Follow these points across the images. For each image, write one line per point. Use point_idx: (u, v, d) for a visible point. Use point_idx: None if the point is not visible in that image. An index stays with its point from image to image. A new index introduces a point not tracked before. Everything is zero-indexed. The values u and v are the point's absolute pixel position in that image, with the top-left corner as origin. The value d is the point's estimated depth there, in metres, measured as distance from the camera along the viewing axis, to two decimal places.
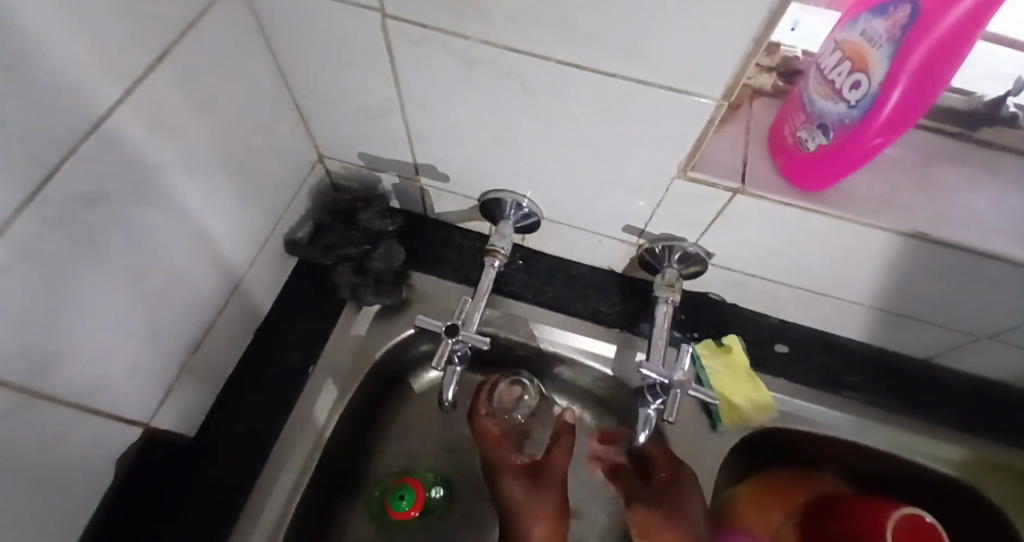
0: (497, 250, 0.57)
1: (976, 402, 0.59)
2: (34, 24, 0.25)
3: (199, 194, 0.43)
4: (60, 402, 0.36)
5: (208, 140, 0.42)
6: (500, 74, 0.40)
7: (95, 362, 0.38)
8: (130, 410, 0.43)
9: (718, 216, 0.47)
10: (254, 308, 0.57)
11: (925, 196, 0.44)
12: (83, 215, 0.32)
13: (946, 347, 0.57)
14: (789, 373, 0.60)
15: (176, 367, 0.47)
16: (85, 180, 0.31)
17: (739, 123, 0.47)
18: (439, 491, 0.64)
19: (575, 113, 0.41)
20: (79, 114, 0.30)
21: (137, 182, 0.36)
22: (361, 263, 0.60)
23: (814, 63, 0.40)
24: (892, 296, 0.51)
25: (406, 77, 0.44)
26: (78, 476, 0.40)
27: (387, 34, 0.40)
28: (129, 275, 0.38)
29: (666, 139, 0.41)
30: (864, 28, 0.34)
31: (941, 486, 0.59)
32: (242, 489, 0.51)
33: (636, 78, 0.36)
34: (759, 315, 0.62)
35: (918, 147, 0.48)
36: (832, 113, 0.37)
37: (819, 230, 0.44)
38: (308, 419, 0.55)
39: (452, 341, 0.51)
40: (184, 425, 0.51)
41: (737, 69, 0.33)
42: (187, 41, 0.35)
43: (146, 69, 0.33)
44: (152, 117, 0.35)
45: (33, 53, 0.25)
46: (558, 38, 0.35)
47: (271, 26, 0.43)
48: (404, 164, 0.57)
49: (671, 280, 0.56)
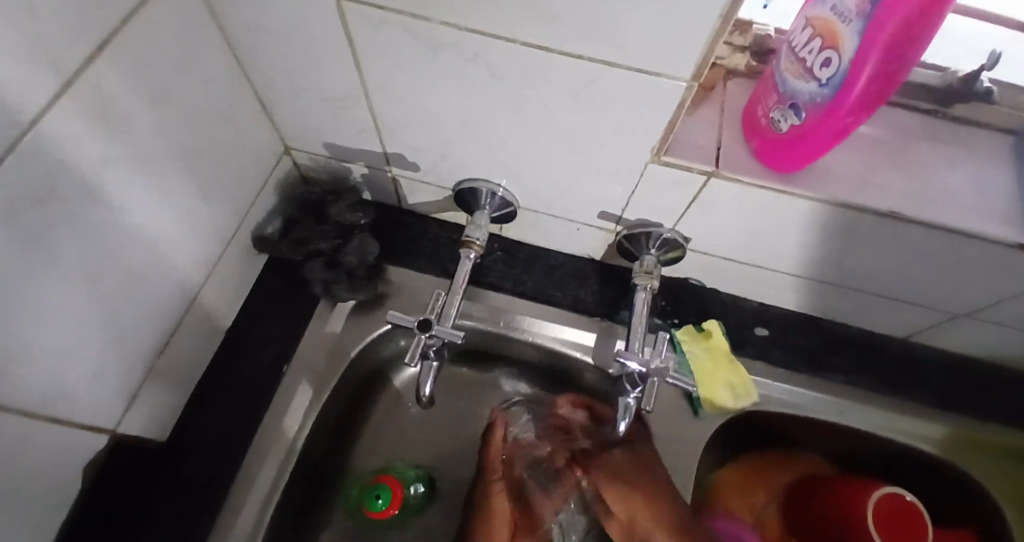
0: (472, 241, 0.55)
1: (954, 379, 0.60)
2: None
3: (156, 191, 0.41)
4: (18, 411, 0.34)
5: (163, 134, 0.40)
6: (465, 57, 0.39)
7: (54, 369, 0.36)
8: (94, 417, 0.41)
9: (693, 200, 0.46)
10: (223, 307, 0.55)
11: (898, 174, 0.44)
12: (31, 217, 0.31)
13: (922, 325, 0.57)
14: (770, 356, 0.60)
15: (142, 370, 0.45)
16: (30, 179, 0.30)
17: (712, 105, 0.46)
18: (418, 488, 0.63)
19: (544, 97, 0.40)
20: (17, 108, 0.28)
21: (87, 178, 0.34)
22: (333, 257, 0.59)
23: (787, 41, 0.39)
24: (868, 277, 0.51)
25: (369, 63, 0.42)
26: (43, 486, 0.39)
27: (346, 18, 0.38)
28: (85, 276, 0.37)
29: (637, 122, 0.40)
30: (835, 3, 0.33)
31: (919, 462, 0.60)
32: (218, 492, 0.50)
33: (603, 60, 0.35)
34: (738, 299, 0.62)
35: (891, 125, 0.47)
36: (804, 92, 0.37)
37: (792, 212, 0.44)
38: (285, 418, 0.54)
39: (425, 336, 0.50)
40: (154, 429, 0.49)
41: (706, 49, 0.32)
42: (132, 28, 0.33)
43: (89, 59, 0.31)
44: (98, 110, 0.33)
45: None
46: (523, 19, 0.34)
47: (225, 12, 0.41)
48: (374, 154, 0.55)
49: (649, 267, 0.55)
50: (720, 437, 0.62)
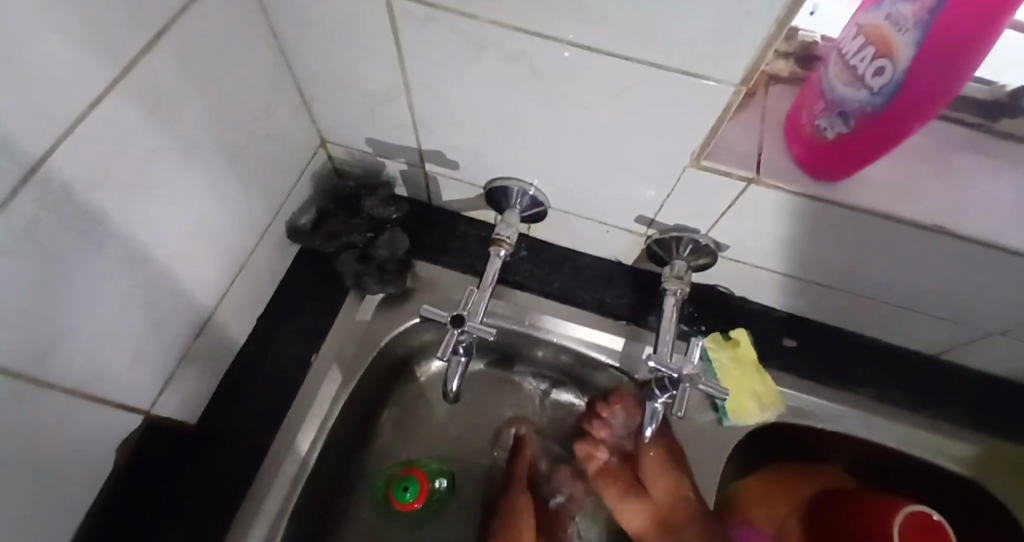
0: (503, 239, 0.56)
1: (988, 398, 0.59)
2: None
3: (199, 180, 0.42)
4: (61, 390, 0.35)
5: (209, 123, 0.41)
6: (511, 56, 0.39)
7: (97, 350, 0.37)
8: (131, 399, 0.42)
9: (731, 206, 0.46)
10: (256, 296, 0.56)
11: (944, 186, 0.43)
12: (83, 200, 0.31)
13: (957, 342, 0.56)
14: (798, 367, 0.59)
15: (177, 354, 0.46)
16: (82, 163, 0.30)
17: (754, 110, 0.46)
18: (442, 483, 0.64)
19: (587, 99, 0.40)
20: (74, 94, 0.28)
21: (135, 165, 0.35)
22: (364, 251, 0.59)
23: (836, 48, 0.38)
24: (903, 290, 0.50)
25: (411, 59, 0.43)
26: (81, 463, 0.40)
27: (394, 14, 0.38)
28: (130, 261, 0.37)
29: (679, 126, 0.39)
30: (889, 12, 0.33)
31: (946, 481, 0.59)
32: (245, 479, 0.51)
33: (652, 62, 0.35)
34: (768, 308, 0.61)
35: (937, 136, 0.46)
36: (853, 101, 0.36)
37: (831, 223, 0.43)
38: (311, 408, 0.55)
39: (457, 332, 0.50)
40: (185, 413, 0.50)
41: (757, 55, 0.32)
42: (186, 18, 0.34)
43: (144, 48, 0.32)
44: (150, 98, 0.34)
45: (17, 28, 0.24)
46: (573, 19, 0.34)
47: (273, 5, 0.41)
48: (409, 150, 0.55)
49: (680, 272, 0.55)
50: (744, 447, 0.61)
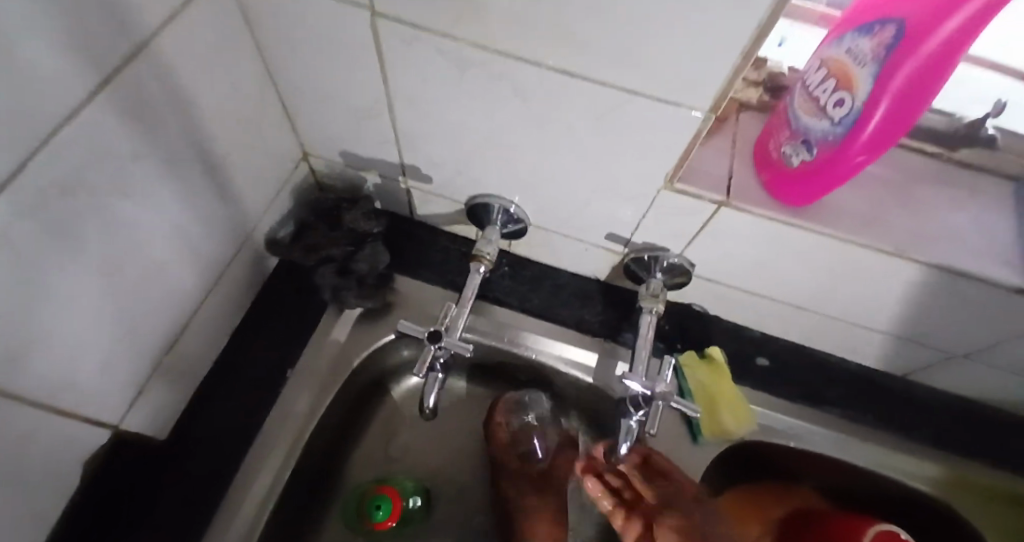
0: (483, 255, 0.56)
1: (954, 418, 0.60)
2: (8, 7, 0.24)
3: (180, 188, 0.42)
4: (25, 401, 0.34)
5: (192, 134, 0.41)
6: (492, 77, 0.40)
7: (67, 359, 0.36)
8: (99, 409, 0.42)
9: (703, 227, 0.47)
10: (231, 308, 0.55)
11: (904, 213, 0.45)
12: (58, 206, 0.31)
13: (923, 363, 0.58)
14: (770, 385, 0.60)
15: (148, 366, 0.45)
16: (60, 169, 0.30)
17: (725, 136, 0.47)
18: (416, 501, 0.63)
19: (565, 120, 0.41)
20: (56, 102, 0.28)
21: (115, 173, 0.35)
22: (344, 264, 0.59)
23: (800, 80, 0.40)
24: (870, 312, 0.52)
25: (395, 78, 0.44)
26: (44, 475, 0.39)
27: (379, 34, 0.39)
28: (104, 269, 0.37)
29: (654, 150, 0.41)
30: (850, 47, 0.35)
31: (916, 501, 0.60)
32: (212, 495, 0.49)
33: (627, 87, 0.36)
34: (741, 327, 0.62)
35: (897, 165, 0.49)
36: (816, 129, 0.38)
37: (802, 245, 0.45)
38: (285, 423, 0.54)
39: (434, 348, 0.50)
40: (154, 426, 0.49)
41: (725, 84, 0.33)
42: (172, 30, 0.35)
43: (131, 56, 0.32)
44: (132, 108, 0.34)
45: (3, 33, 0.24)
46: (551, 44, 0.35)
47: (261, 22, 0.42)
48: (392, 165, 0.56)
49: (656, 290, 0.56)
50: (721, 464, 0.61)
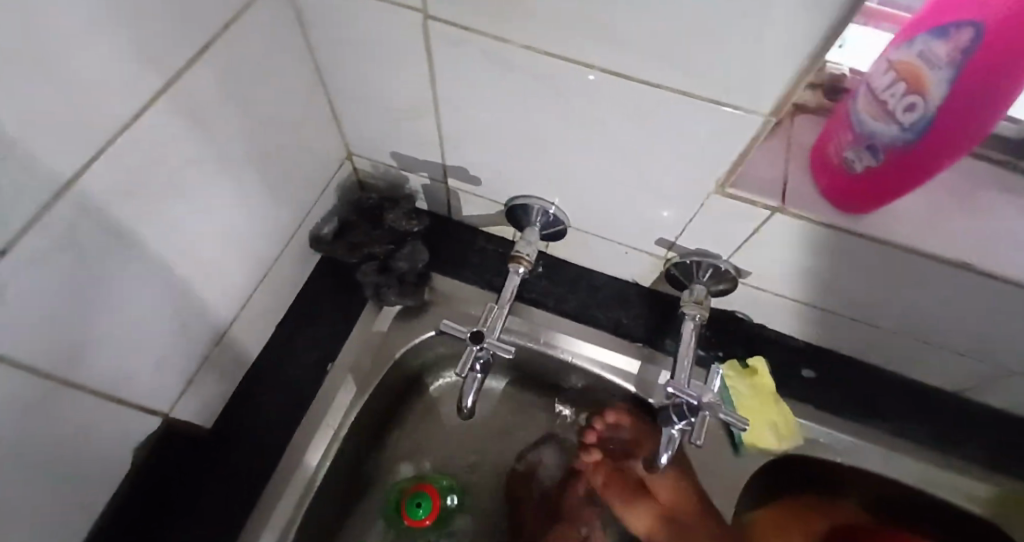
0: (522, 256, 0.56)
1: (1013, 439, 0.57)
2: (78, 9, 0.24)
3: (232, 188, 0.43)
4: (86, 391, 0.36)
5: (245, 134, 0.42)
6: (542, 80, 0.39)
7: (125, 350, 0.38)
8: (152, 400, 0.43)
9: (754, 233, 0.46)
10: (276, 304, 0.56)
11: (970, 223, 0.43)
12: (120, 204, 0.32)
13: (983, 380, 0.55)
14: (816, 397, 0.58)
15: (197, 359, 0.47)
16: (122, 168, 0.31)
17: (780, 139, 0.46)
18: (452, 500, 0.65)
19: (616, 123, 0.40)
20: (120, 103, 0.29)
21: (174, 173, 0.36)
22: (384, 262, 0.60)
23: (864, 81, 0.38)
24: (926, 325, 0.50)
25: (443, 79, 0.43)
26: (100, 462, 0.41)
27: (428, 35, 0.39)
28: (161, 265, 0.38)
29: (706, 153, 0.40)
30: (921, 49, 0.32)
31: (967, 524, 0.57)
32: (256, 486, 0.51)
33: (686, 91, 0.35)
34: (786, 337, 0.60)
35: (963, 172, 0.46)
36: (884, 134, 0.36)
37: (860, 255, 0.43)
38: (325, 418, 0.55)
39: (476, 348, 0.50)
40: (201, 417, 0.50)
41: (791, 86, 0.32)
42: (228, 32, 0.35)
43: (191, 57, 0.33)
44: (192, 110, 0.35)
45: (69, 35, 0.24)
46: (606, 46, 0.34)
47: (311, 23, 0.43)
48: (434, 165, 0.56)
49: (699, 296, 0.54)
50: (762, 475, 0.59)
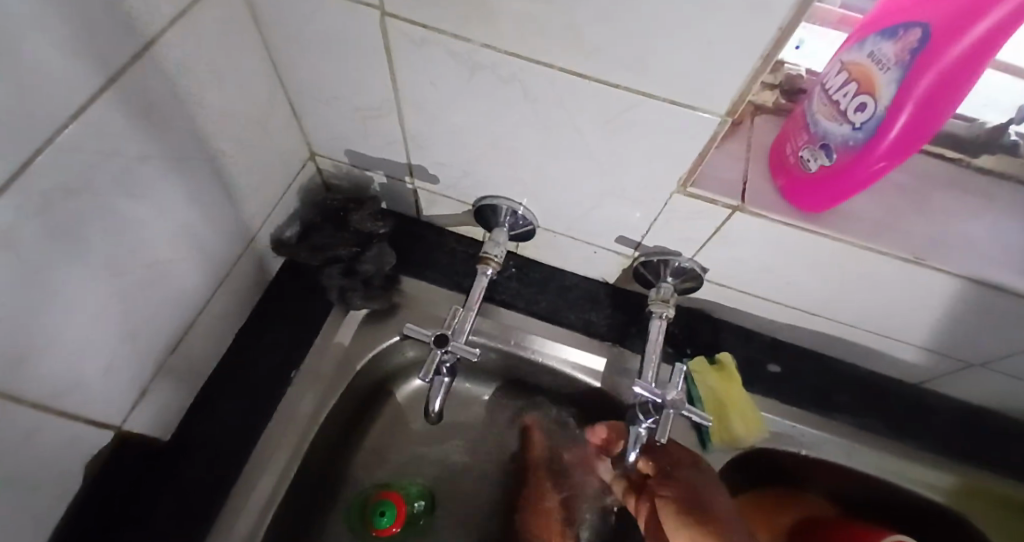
0: (490, 257, 0.56)
1: (967, 426, 0.59)
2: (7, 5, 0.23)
3: (186, 190, 0.42)
4: (28, 404, 0.34)
5: (199, 134, 0.40)
6: (503, 80, 0.39)
7: (69, 361, 0.36)
8: (104, 411, 0.41)
9: (716, 232, 0.46)
10: (236, 310, 0.55)
11: (923, 220, 0.44)
12: (61, 207, 0.31)
13: (937, 371, 0.57)
14: (782, 392, 0.59)
15: (151, 368, 0.45)
16: (65, 170, 0.30)
17: (740, 139, 0.46)
18: (420, 504, 0.63)
19: (578, 123, 0.40)
20: (59, 103, 0.28)
21: (119, 175, 0.34)
22: (350, 265, 0.59)
23: (819, 84, 0.39)
24: (882, 318, 0.51)
25: (405, 78, 0.43)
26: (46, 476, 0.39)
27: (388, 34, 0.39)
28: (108, 270, 0.37)
29: (666, 153, 0.40)
30: (872, 51, 0.34)
31: (927, 511, 0.58)
32: (215, 498, 0.49)
33: (645, 91, 0.35)
34: (752, 333, 0.61)
35: (915, 171, 0.47)
36: (836, 134, 0.37)
37: (817, 252, 0.44)
38: (291, 424, 0.54)
39: (441, 352, 0.49)
40: (157, 428, 0.48)
41: (744, 86, 0.32)
42: (178, 29, 0.34)
43: (137, 54, 0.32)
44: (139, 108, 0.34)
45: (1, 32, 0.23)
46: (565, 47, 0.34)
47: (266, 20, 0.41)
48: (399, 165, 0.55)
49: (666, 295, 0.55)
50: (735, 468, 0.60)
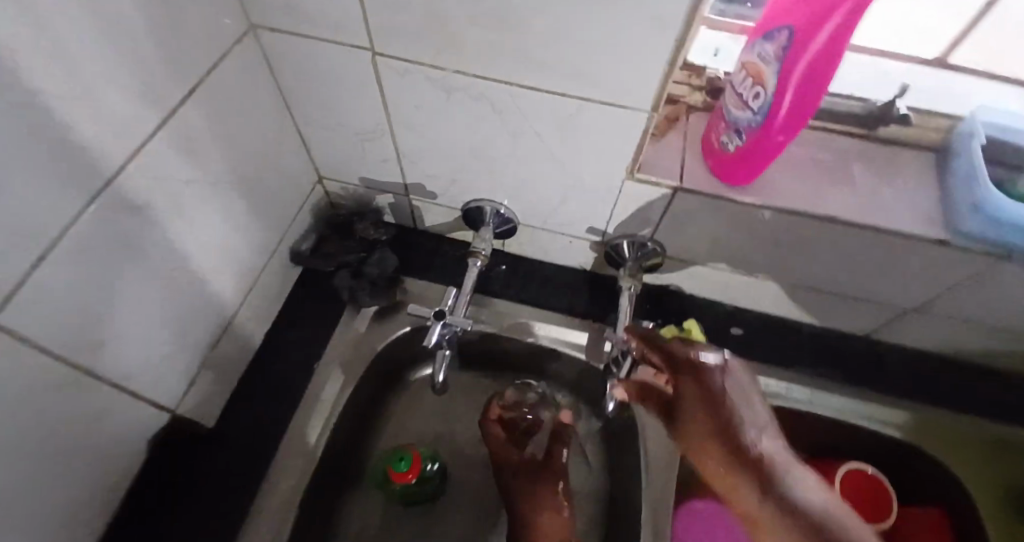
0: (478, 251, 0.64)
1: (917, 371, 0.66)
2: (88, 69, 0.32)
3: (219, 208, 0.50)
4: (105, 382, 0.42)
5: (228, 161, 0.49)
6: (474, 98, 0.48)
7: (133, 348, 0.44)
8: (160, 395, 0.49)
9: (666, 211, 0.55)
10: (262, 315, 0.63)
11: (834, 184, 0.53)
12: (130, 217, 0.39)
13: (880, 321, 0.64)
14: (747, 352, 0.67)
15: (198, 360, 0.53)
16: (133, 188, 0.39)
17: (678, 133, 0.55)
18: (432, 465, 0.67)
19: (538, 129, 0.49)
20: (131, 136, 0.37)
21: (171, 193, 0.43)
22: (357, 269, 0.67)
23: (730, 83, 0.48)
24: (819, 276, 0.59)
25: (394, 104, 0.52)
26: (116, 449, 0.46)
27: (378, 69, 0.48)
28: (164, 272, 0.45)
29: (614, 148, 0.49)
30: (759, 52, 0.43)
31: (888, 446, 0.65)
32: (254, 473, 0.56)
33: (587, 98, 0.44)
34: (715, 302, 0.69)
35: (830, 147, 0.56)
36: (744, 120, 0.45)
37: (751, 219, 0.52)
38: (317, 407, 0.61)
39: (440, 325, 0.58)
40: (202, 416, 0.56)
41: (660, 85, 0.41)
42: (210, 79, 0.43)
43: (184, 98, 0.41)
44: (184, 141, 0.43)
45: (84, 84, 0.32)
46: (519, 67, 0.43)
47: (279, 65, 0.51)
48: (395, 183, 0.65)
49: (634, 271, 0.63)
50: None
